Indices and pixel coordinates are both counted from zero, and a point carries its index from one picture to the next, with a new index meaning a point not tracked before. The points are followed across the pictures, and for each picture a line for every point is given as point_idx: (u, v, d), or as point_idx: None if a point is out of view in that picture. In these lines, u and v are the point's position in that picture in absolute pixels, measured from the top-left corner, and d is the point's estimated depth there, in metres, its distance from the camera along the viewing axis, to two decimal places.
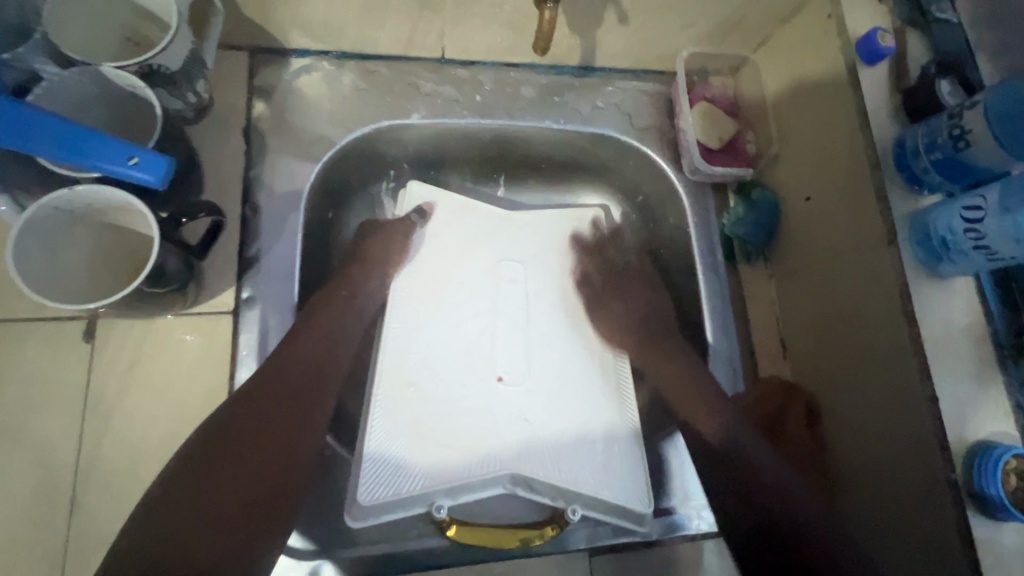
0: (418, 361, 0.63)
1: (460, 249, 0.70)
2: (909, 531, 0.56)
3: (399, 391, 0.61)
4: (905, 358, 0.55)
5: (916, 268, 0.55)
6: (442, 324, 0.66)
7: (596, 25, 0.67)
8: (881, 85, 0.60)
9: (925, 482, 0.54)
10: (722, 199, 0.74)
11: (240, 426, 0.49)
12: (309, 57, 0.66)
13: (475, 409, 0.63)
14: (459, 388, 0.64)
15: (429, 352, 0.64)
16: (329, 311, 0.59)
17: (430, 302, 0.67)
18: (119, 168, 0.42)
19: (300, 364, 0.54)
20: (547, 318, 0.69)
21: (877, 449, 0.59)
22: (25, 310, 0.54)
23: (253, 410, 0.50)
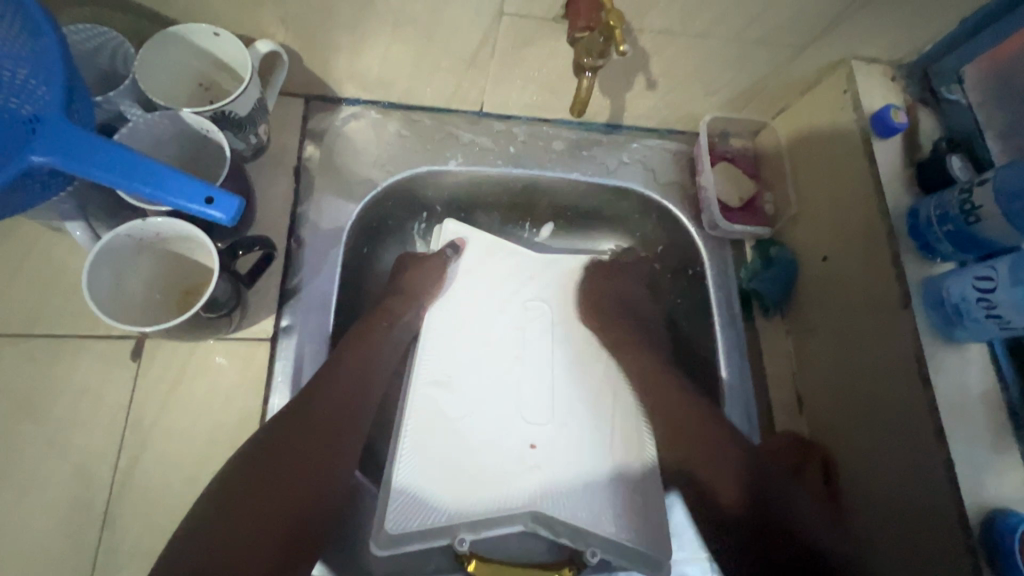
0: (448, 394, 0.66)
1: (492, 287, 0.73)
2: None
3: (430, 422, 0.64)
4: (920, 421, 0.56)
5: (931, 332, 0.57)
6: (472, 358, 0.69)
7: (625, 90, 0.72)
8: (894, 158, 0.63)
9: (938, 546, 0.55)
10: (739, 254, 0.77)
11: (273, 451, 0.53)
12: (359, 106, 0.72)
13: (501, 447, 0.65)
14: (485, 426, 0.66)
15: (458, 386, 0.67)
16: (362, 343, 0.62)
17: (462, 337, 0.70)
18: (195, 207, 0.43)
19: (333, 393, 0.57)
20: (570, 359, 0.71)
21: (896, 511, 0.59)
22: (79, 327, 0.57)
23: (286, 436, 0.54)
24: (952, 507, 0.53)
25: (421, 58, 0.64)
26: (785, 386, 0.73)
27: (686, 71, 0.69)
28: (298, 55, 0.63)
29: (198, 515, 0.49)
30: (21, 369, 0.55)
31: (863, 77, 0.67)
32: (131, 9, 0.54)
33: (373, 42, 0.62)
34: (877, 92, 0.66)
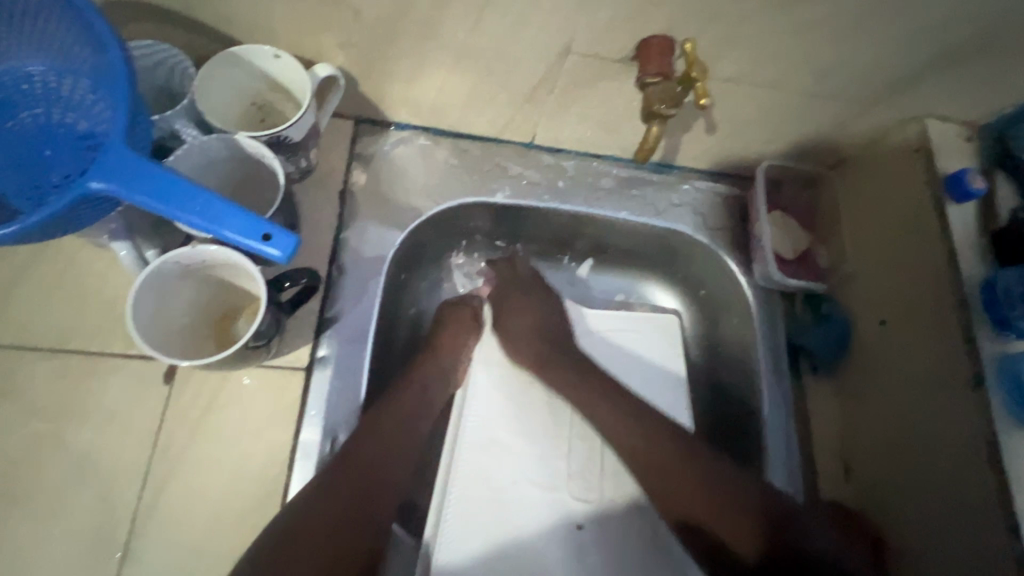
0: (494, 458, 0.65)
1: None
2: None
3: (473, 488, 0.63)
4: (990, 510, 0.53)
5: (1004, 415, 0.54)
6: (521, 419, 0.67)
7: (683, 131, 0.69)
8: (968, 224, 0.60)
9: None
10: (789, 306, 0.74)
11: (307, 511, 0.51)
12: (408, 130, 0.70)
13: (546, 517, 0.63)
14: (528, 488, 0.64)
15: (506, 450, 0.65)
16: (399, 395, 0.60)
17: (510, 396, 0.69)
18: (251, 244, 0.41)
19: (371, 454, 0.55)
20: None
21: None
22: (112, 345, 0.56)
23: (324, 495, 0.52)
24: None
25: (479, 89, 0.63)
26: (831, 451, 0.69)
27: (750, 118, 0.66)
28: (353, 80, 0.62)
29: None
30: (48, 386, 0.54)
31: (937, 136, 0.64)
32: (193, 26, 0.53)
33: (432, 72, 0.60)
34: (950, 153, 0.63)
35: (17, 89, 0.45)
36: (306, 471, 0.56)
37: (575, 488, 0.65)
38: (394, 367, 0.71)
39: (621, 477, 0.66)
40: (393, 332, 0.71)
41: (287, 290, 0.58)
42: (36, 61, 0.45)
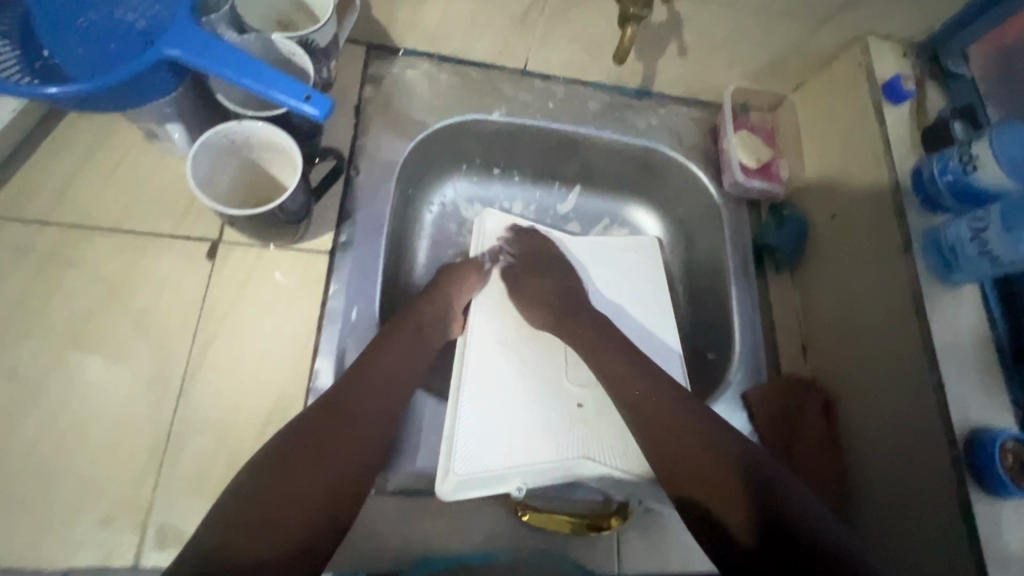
0: (499, 355, 0.70)
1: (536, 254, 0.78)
2: (914, 548, 0.60)
3: (483, 381, 0.68)
4: (916, 351, 0.61)
5: (929, 275, 0.63)
6: (519, 318, 0.73)
7: (658, 54, 0.78)
8: (903, 122, 0.70)
9: (931, 501, 0.58)
10: (755, 213, 0.83)
11: (294, 451, 0.51)
12: (415, 57, 0.79)
13: (547, 400, 0.69)
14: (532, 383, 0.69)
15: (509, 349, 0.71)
16: (384, 350, 0.61)
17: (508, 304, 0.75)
18: (295, 102, 0.50)
19: (354, 408, 0.56)
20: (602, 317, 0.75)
21: (903, 495, 0.62)
22: (162, 228, 0.64)
23: (306, 438, 0.52)
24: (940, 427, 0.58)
25: (479, 12, 0.71)
26: (792, 336, 0.78)
27: (716, 39, 0.75)
28: (367, 2, 0.70)
29: (208, 518, 0.46)
30: (109, 259, 0.62)
31: (878, 50, 0.73)
32: None
33: None
34: (889, 64, 0.73)
35: None
36: (332, 333, 0.64)
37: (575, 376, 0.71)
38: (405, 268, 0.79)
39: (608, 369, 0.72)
40: (403, 237, 0.80)
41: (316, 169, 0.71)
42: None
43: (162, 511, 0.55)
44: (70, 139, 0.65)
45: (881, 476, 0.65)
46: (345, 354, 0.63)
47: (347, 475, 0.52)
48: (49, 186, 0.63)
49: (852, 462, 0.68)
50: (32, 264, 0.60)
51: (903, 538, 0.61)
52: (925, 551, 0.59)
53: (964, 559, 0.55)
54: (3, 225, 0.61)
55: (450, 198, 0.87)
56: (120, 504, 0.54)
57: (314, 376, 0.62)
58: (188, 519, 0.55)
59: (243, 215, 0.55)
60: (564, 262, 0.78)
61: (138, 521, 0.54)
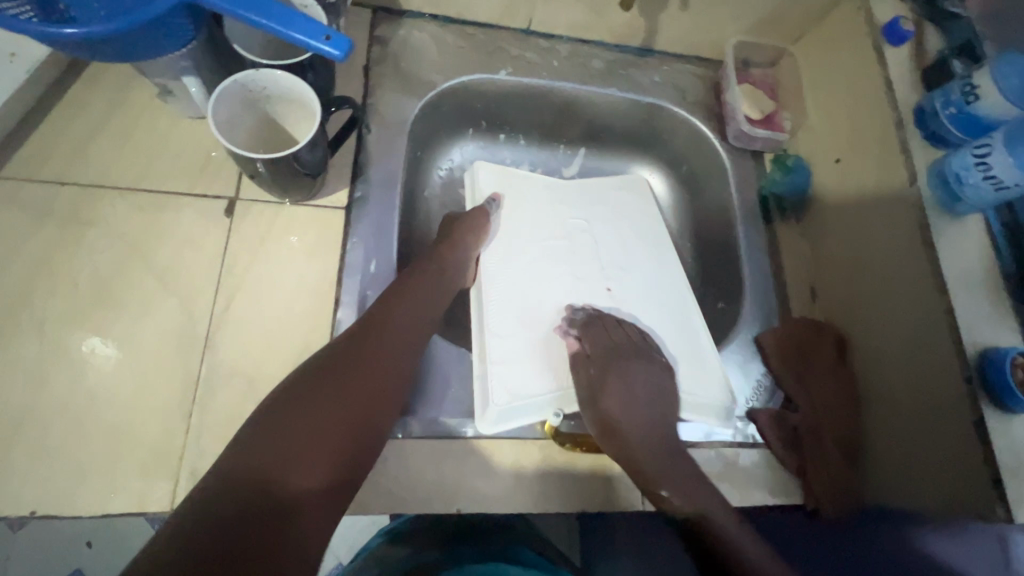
0: (516, 294, 0.71)
1: (540, 211, 0.79)
2: (925, 467, 0.62)
3: (506, 320, 0.69)
4: (924, 280, 0.63)
5: (933, 205, 0.65)
6: (528, 258, 0.75)
7: (661, 7, 0.79)
8: (903, 63, 0.71)
9: (943, 420, 0.60)
10: (760, 165, 0.85)
11: (294, 410, 0.49)
12: (420, 18, 0.80)
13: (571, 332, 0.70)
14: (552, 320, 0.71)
15: (522, 288, 0.72)
16: (393, 321, 0.59)
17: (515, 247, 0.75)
18: (315, 42, 0.51)
19: (357, 376, 0.53)
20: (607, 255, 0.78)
21: (920, 421, 0.63)
22: (180, 187, 0.64)
23: (305, 401, 0.50)
24: (951, 349, 0.60)
25: None
26: (801, 283, 0.80)
27: None
28: None
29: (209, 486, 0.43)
30: (129, 217, 0.62)
31: None
32: None
33: None
34: (888, 8, 0.74)
35: None
36: (354, 284, 0.65)
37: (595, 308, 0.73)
38: (419, 228, 0.79)
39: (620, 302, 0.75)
40: (416, 198, 0.80)
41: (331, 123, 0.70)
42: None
43: (193, 457, 0.55)
44: (86, 101, 0.65)
45: (897, 401, 0.66)
46: (368, 305, 0.64)
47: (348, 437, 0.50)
48: (65, 148, 0.63)
49: (867, 390, 0.70)
50: (52, 223, 0.60)
51: (913, 459, 0.64)
52: (934, 468, 0.61)
53: (979, 474, 0.57)
54: (22, 186, 0.61)
55: (457, 162, 0.87)
56: (152, 452, 0.55)
57: (338, 326, 0.63)
58: None
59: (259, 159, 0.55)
60: (567, 207, 0.81)
61: (170, 468, 0.55)
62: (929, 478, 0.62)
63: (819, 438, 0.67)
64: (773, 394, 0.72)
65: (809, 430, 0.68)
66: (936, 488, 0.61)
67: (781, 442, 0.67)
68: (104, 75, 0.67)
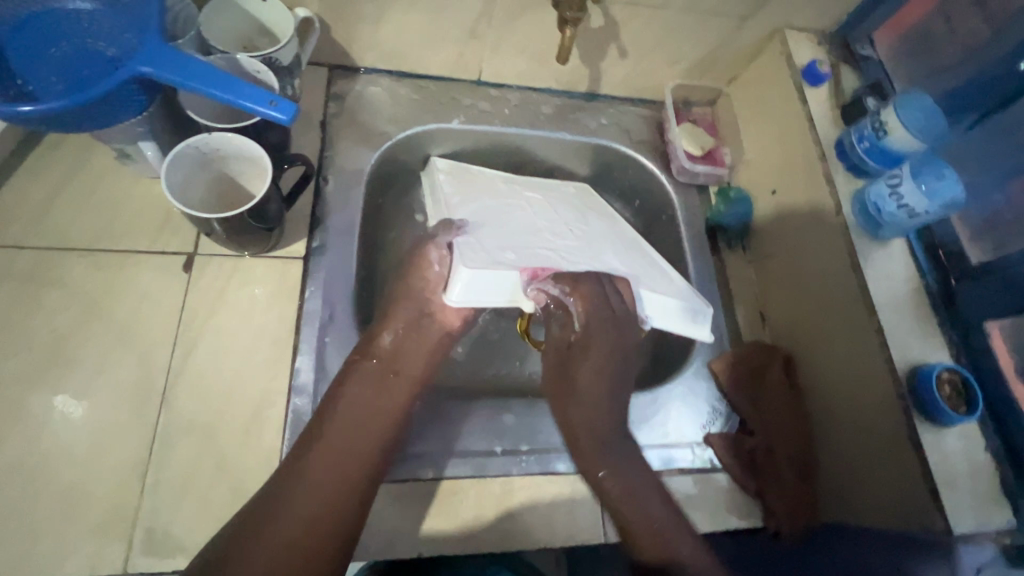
0: (477, 225, 0.65)
1: (489, 188, 0.75)
2: (876, 485, 0.64)
3: (473, 249, 0.60)
4: (856, 302, 0.67)
5: (859, 231, 0.69)
6: (489, 206, 0.71)
7: (601, 58, 0.84)
8: (823, 103, 0.78)
9: (885, 437, 0.63)
10: (705, 197, 0.89)
11: (283, 497, 0.53)
12: (375, 74, 0.84)
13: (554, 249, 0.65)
14: (521, 240, 0.65)
15: (483, 224, 0.66)
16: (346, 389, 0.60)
17: (473, 199, 0.71)
18: (262, 108, 0.54)
19: (328, 443, 0.56)
20: (562, 209, 0.76)
21: (863, 442, 0.66)
22: (138, 245, 0.66)
23: (292, 482, 0.54)
24: (885, 367, 0.63)
25: (431, 27, 0.77)
26: (750, 307, 0.83)
27: (652, 41, 0.82)
28: (327, 26, 0.75)
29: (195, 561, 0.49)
30: (86, 276, 0.63)
31: (795, 41, 0.81)
32: None
33: (391, 13, 0.74)
34: (806, 53, 0.81)
35: (67, 25, 0.58)
36: (311, 332, 0.66)
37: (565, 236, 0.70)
38: (379, 271, 0.81)
39: (586, 237, 0.72)
40: (376, 241, 0.82)
41: (287, 177, 0.72)
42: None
43: (148, 514, 0.55)
44: (46, 165, 0.67)
45: (842, 421, 0.68)
46: (325, 351, 0.66)
47: (345, 494, 0.55)
48: (24, 211, 0.65)
49: (816, 407, 0.72)
50: (8, 285, 0.61)
51: (859, 474, 0.66)
52: (880, 484, 0.63)
53: (920, 490, 0.59)
54: None
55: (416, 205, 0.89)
56: (106, 513, 0.55)
57: (296, 374, 0.64)
58: (173, 521, 0.55)
59: (211, 219, 0.58)
60: (521, 182, 0.79)
61: (123, 528, 0.55)
62: (877, 495, 0.64)
63: (774, 464, 0.69)
64: (728, 419, 0.74)
65: (763, 450, 0.69)
66: (883, 506, 0.63)
67: (736, 466, 0.69)
68: (63, 138, 0.69)
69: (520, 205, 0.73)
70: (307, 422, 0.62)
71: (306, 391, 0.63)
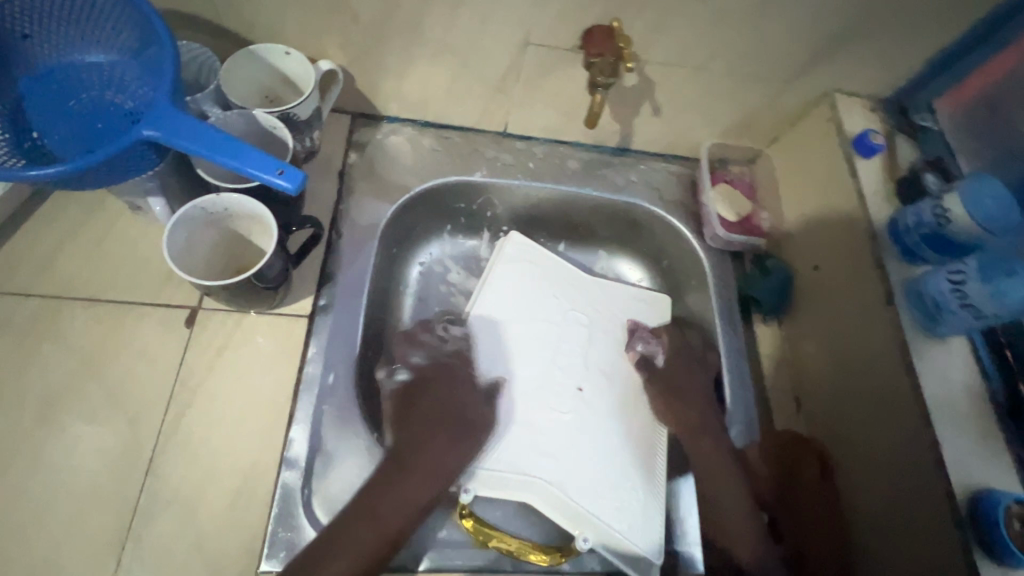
0: (471, 396, 0.67)
1: (517, 304, 0.75)
2: None
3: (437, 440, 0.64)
4: (907, 406, 0.59)
5: (913, 326, 0.62)
6: (510, 357, 0.71)
7: (634, 115, 0.80)
8: (876, 176, 0.71)
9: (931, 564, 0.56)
10: (739, 265, 0.83)
11: None
12: (398, 123, 0.82)
13: (510, 449, 0.65)
14: (485, 448, 0.65)
15: (476, 382, 0.69)
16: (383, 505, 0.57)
17: (499, 351, 0.72)
18: (268, 176, 0.51)
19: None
20: (607, 348, 0.75)
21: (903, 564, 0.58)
22: (141, 297, 0.64)
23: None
24: (938, 486, 0.56)
25: (457, 81, 0.74)
26: (784, 389, 0.76)
27: (689, 100, 0.77)
28: (350, 77, 0.73)
29: None
30: (87, 329, 0.62)
31: (845, 107, 0.75)
32: (220, 31, 0.66)
33: (416, 66, 0.72)
34: (857, 120, 0.75)
35: (88, 79, 0.58)
36: (309, 400, 0.63)
37: (561, 410, 0.69)
38: (388, 328, 0.78)
39: (597, 401, 0.71)
40: (388, 295, 0.79)
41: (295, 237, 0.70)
42: (108, 54, 0.58)
43: None
44: (61, 210, 0.67)
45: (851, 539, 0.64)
46: (322, 421, 0.62)
47: None
48: (34, 258, 0.64)
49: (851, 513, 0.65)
50: (11, 335, 0.60)
51: None
52: None
53: None
54: None
55: (435, 257, 0.86)
56: None
57: (288, 444, 0.60)
58: None
59: (212, 284, 0.55)
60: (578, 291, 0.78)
61: None
62: None
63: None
64: None
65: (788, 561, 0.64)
66: None
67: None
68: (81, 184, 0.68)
69: (538, 361, 0.72)
70: (295, 499, 0.58)
71: (297, 465, 0.60)
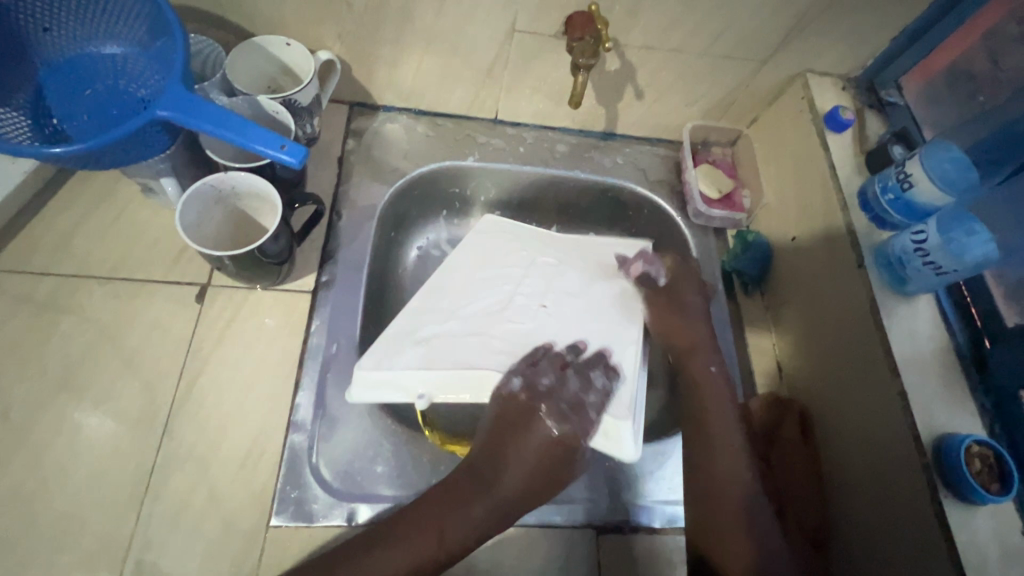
0: (432, 320, 0.71)
1: (484, 254, 0.78)
2: (889, 552, 0.60)
3: (402, 346, 0.68)
4: (877, 360, 0.63)
5: (883, 287, 0.66)
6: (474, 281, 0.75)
7: (617, 99, 0.84)
8: (847, 149, 0.75)
9: (899, 503, 0.59)
10: (722, 240, 0.87)
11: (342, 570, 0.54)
12: (393, 111, 0.86)
13: (462, 357, 0.67)
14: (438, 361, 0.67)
15: (438, 305, 0.73)
16: (452, 521, 0.58)
17: (463, 281, 0.75)
18: (272, 151, 0.55)
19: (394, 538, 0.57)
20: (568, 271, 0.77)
21: (876, 506, 0.62)
22: (154, 275, 0.68)
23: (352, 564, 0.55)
24: (906, 431, 0.59)
25: (448, 68, 0.78)
26: (766, 355, 0.80)
27: (668, 82, 0.81)
28: (347, 67, 0.77)
29: None
30: (103, 305, 0.66)
31: (817, 86, 0.79)
32: (224, 24, 0.71)
33: (410, 55, 0.76)
34: (828, 98, 0.79)
35: (104, 68, 0.62)
36: (313, 368, 0.66)
37: (517, 320, 0.71)
38: (388, 305, 0.82)
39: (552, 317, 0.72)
40: (387, 274, 0.83)
41: (298, 218, 0.74)
42: (121, 45, 0.62)
43: (140, 548, 0.56)
44: (77, 196, 0.70)
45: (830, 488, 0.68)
46: (326, 387, 0.66)
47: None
48: (53, 240, 0.68)
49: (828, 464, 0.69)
50: (32, 310, 0.64)
51: (875, 541, 0.62)
52: (893, 553, 0.59)
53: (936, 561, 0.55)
54: (7, 277, 0.65)
55: (432, 240, 0.90)
56: (100, 542, 0.56)
57: (295, 409, 0.64)
58: (165, 552, 0.56)
59: (222, 255, 0.59)
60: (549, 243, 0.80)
61: (118, 559, 0.56)
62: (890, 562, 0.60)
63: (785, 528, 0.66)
64: None
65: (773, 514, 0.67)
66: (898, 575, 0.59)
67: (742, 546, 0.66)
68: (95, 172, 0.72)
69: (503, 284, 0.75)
70: (302, 460, 0.61)
71: (304, 429, 0.63)
